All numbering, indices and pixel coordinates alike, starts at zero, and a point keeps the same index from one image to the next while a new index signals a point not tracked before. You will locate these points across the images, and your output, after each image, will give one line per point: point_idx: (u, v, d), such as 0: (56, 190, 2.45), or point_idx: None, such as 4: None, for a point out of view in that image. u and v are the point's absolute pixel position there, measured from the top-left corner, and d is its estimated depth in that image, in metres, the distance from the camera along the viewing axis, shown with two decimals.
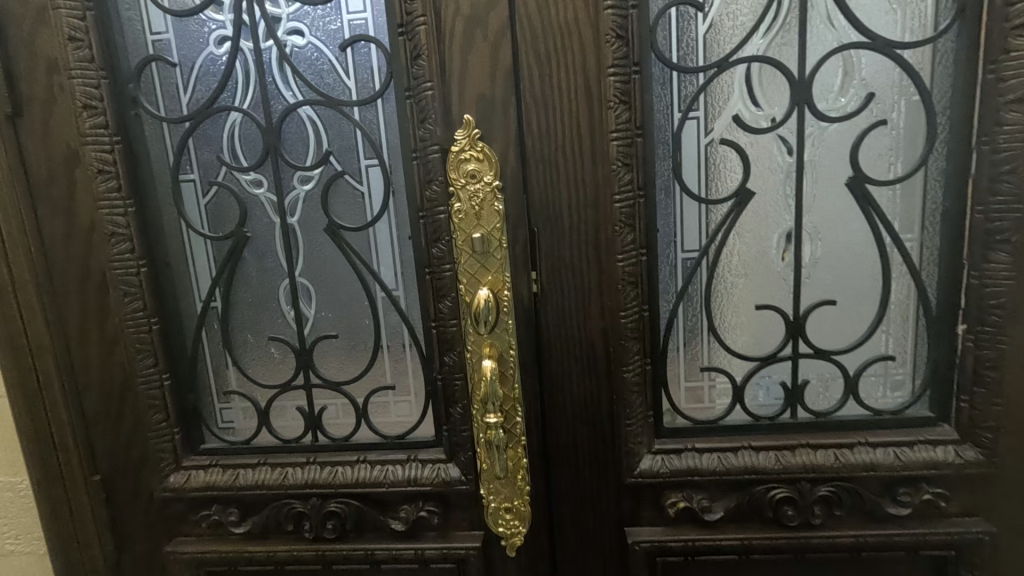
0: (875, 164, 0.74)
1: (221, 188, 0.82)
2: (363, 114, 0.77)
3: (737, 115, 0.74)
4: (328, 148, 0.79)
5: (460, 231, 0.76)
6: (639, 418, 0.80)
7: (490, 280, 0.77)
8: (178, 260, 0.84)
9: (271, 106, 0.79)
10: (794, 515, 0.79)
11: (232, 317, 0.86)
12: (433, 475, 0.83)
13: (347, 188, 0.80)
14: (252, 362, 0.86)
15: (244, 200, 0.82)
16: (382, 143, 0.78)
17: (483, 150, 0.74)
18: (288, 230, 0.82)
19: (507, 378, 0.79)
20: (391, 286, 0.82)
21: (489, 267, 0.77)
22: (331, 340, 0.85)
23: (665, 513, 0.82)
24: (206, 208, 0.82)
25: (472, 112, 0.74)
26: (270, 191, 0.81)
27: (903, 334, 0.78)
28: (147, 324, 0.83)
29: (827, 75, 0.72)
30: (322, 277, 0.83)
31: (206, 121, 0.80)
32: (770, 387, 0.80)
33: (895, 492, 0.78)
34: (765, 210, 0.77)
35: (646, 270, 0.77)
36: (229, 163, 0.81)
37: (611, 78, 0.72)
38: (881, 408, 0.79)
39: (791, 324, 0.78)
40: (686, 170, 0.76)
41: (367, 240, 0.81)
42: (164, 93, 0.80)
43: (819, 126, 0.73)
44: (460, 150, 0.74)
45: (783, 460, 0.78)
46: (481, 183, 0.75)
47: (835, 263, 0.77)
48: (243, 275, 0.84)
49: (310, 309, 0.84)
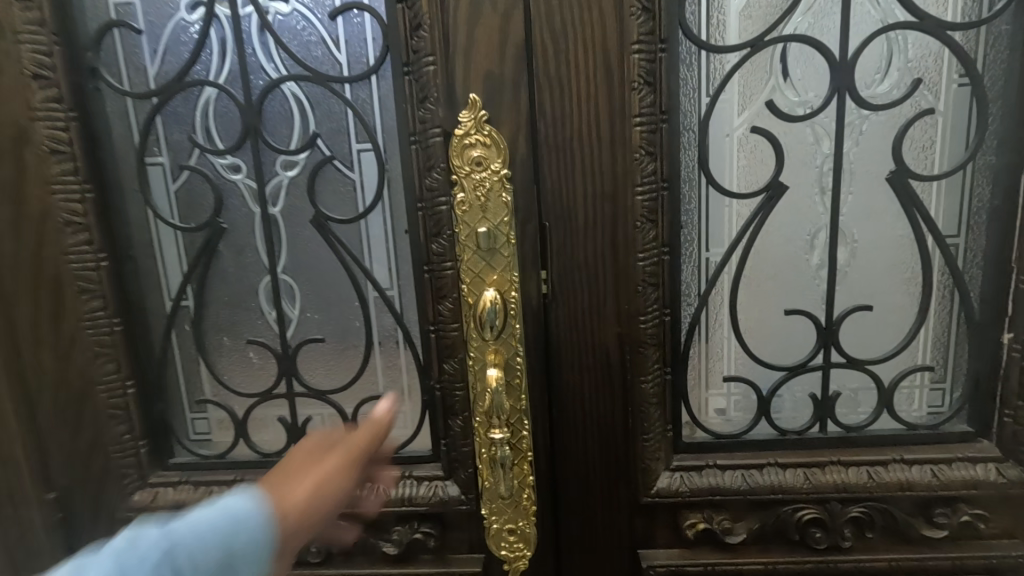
0: (919, 157, 0.67)
1: (194, 172, 0.72)
2: (355, 92, 0.69)
3: (771, 101, 0.67)
4: (316, 130, 0.70)
5: (463, 224, 0.69)
6: (656, 432, 0.73)
7: (496, 280, 0.70)
8: (145, 254, 0.75)
9: (250, 81, 0.70)
10: (822, 537, 0.73)
11: (206, 317, 0.77)
12: (429, 493, 0.75)
13: (336, 176, 0.71)
14: (228, 368, 0.78)
15: (220, 187, 0.73)
16: (376, 125, 0.69)
17: (490, 133, 0.66)
18: (269, 222, 0.73)
19: (513, 388, 0.72)
20: (384, 285, 0.74)
21: (496, 265, 0.69)
22: (317, 344, 0.76)
23: (683, 535, 0.76)
24: (176, 194, 0.73)
25: (478, 91, 0.66)
26: (250, 177, 0.72)
27: (943, 343, 0.72)
28: (108, 327, 0.75)
29: (870, 58, 0.66)
30: (307, 274, 0.75)
31: (176, 96, 0.71)
32: (798, 398, 0.74)
33: (930, 512, 0.72)
34: (799, 205, 0.70)
35: (668, 270, 0.70)
36: (203, 144, 0.71)
37: (635, 56, 0.64)
38: (917, 422, 0.73)
39: (823, 331, 0.72)
40: (713, 161, 0.69)
41: (358, 233, 0.72)
42: (127, 63, 0.70)
43: (859, 115, 0.67)
44: (464, 134, 0.67)
45: (812, 478, 0.72)
46: (488, 171, 0.67)
47: (872, 265, 0.71)
48: (217, 271, 0.75)
49: (294, 310, 0.76)
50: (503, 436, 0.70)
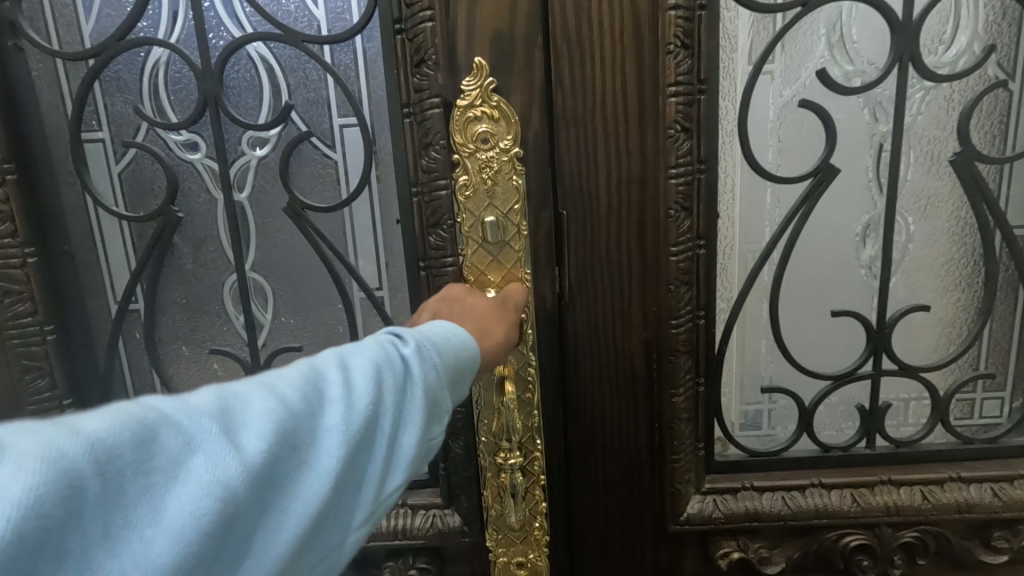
0: (986, 138, 0.59)
1: (142, 151, 0.61)
2: (337, 55, 0.58)
3: (823, 71, 0.58)
4: (290, 101, 0.59)
5: (466, 213, 0.58)
6: (687, 451, 0.64)
7: (505, 278, 0.59)
8: (83, 248, 0.63)
9: (209, 40, 0.58)
10: (870, 565, 0.65)
11: (159, 324, 0.65)
12: (426, 525, 0.65)
13: (313, 155, 0.60)
14: (188, 383, 0.67)
15: (173, 168, 0.61)
16: (361, 95, 0.58)
17: (499, 104, 0.56)
18: (234, 210, 0.62)
19: (525, 404, 0.62)
20: (372, 285, 0.63)
21: (505, 261, 0.59)
22: (293, 354, 0.66)
23: (714, 564, 0.67)
24: (122, 178, 0.62)
25: (484, 53, 0.56)
26: (210, 157, 0.61)
27: (1004, 347, 0.64)
28: (38, 333, 0.63)
29: (938, 20, 0.57)
30: (280, 272, 0.64)
31: (118, 58, 0.59)
32: (844, 411, 0.66)
33: (989, 536, 0.65)
34: (852, 192, 0.61)
35: (704, 266, 0.61)
36: (152, 117, 0.60)
37: (671, 15, 0.55)
38: (972, 435, 0.66)
39: (874, 335, 0.64)
40: (755, 140, 0.60)
41: (341, 224, 0.61)
42: (57, 17, 0.58)
43: (922, 87, 0.58)
44: (468, 105, 0.56)
45: (860, 500, 0.64)
46: (496, 150, 0.57)
47: (930, 260, 0.63)
48: (172, 269, 0.64)
49: (267, 315, 0.65)
50: (516, 461, 0.62)
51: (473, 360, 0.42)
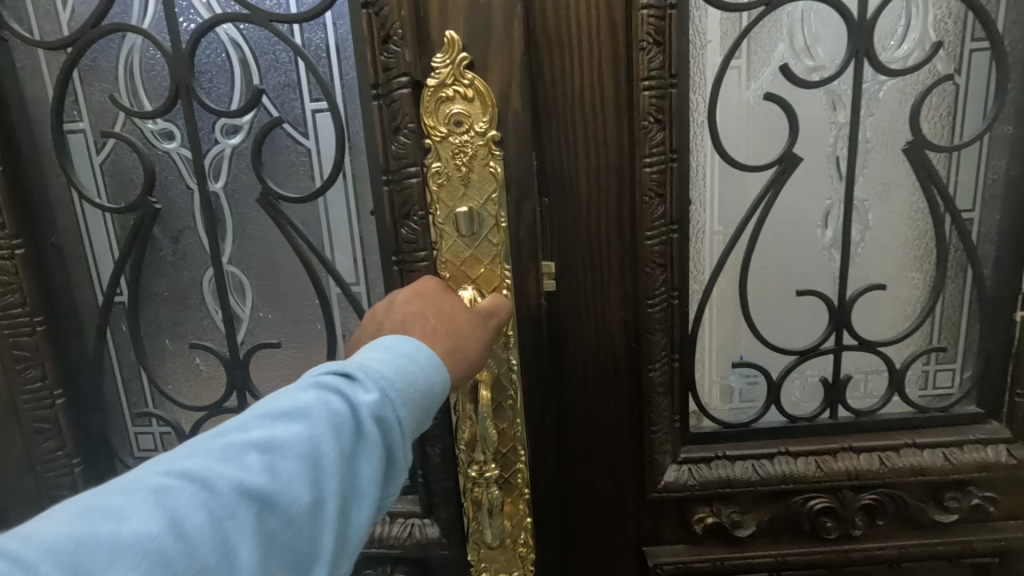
0: (935, 127, 0.64)
1: (120, 141, 0.63)
2: (307, 35, 0.60)
3: (785, 65, 0.62)
4: (260, 85, 0.61)
5: (441, 203, 0.59)
6: (665, 423, 0.68)
7: (483, 275, 0.60)
8: (69, 239, 0.66)
9: (180, 24, 0.60)
10: (833, 526, 0.70)
11: (143, 315, 0.68)
12: (405, 534, 0.69)
13: (286, 143, 0.63)
14: (171, 378, 0.70)
15: (149, 158, 0.63)
16: (333, 80, 0.61)
17: (472, 84, 0.56)
18: (211, 201, 0.64)
19: (504, 397, 0.63)
20: (349, 281, 0.66)
21: (479, 253, 0.60)
22: (272, 351, 0.68)
23: (691, 529, 0.72)
24: (102, 168, 0.64)
25: (457, 29, 0.56)
26: (185, 144, 0.63)
27: (954, 323, 0.69)
28: (27, 326, 0.66)
29: (890, 20, 0.61)
30: (257, 264, 0.66)
31: (94, 46, 0.61)
32: (809, 383, 0.70)
33: (942, 497, 0.70)
34: (814, 179, 0.66)
35: (678, 250, 0.65)
36: (128, 107, 0.62)
37: (643, 12, 0.58)
38: (927, 405, 0.71)
39: (836, 312, 0.68)
40: (724, 131, 0.64)
41: (316, 214, 0.64)
42: (37, 8, 0.61)
43: (877, 81, 0.63)
44: (439, 84, 0.56)
45: (824, 466, 0.69)
46: (470, 133, 0.57)
47: (886, 242, 0.67)
48: (154, 261, 0.66)
49: (245, 309, 0.68)
50: (491, 475, 0.62)
51: (427, 428, 0.45)
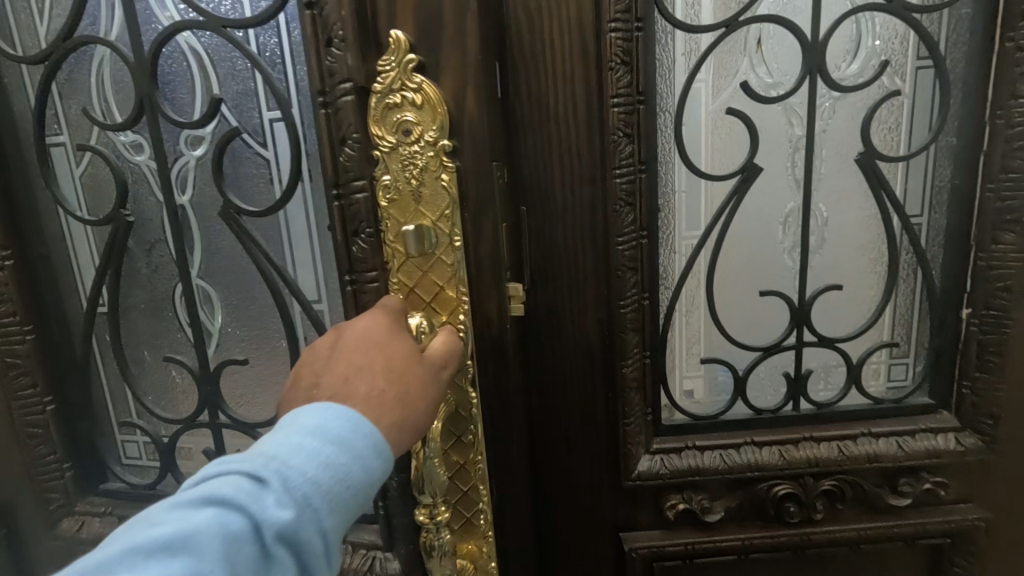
0: (885, 139, 0.69)
1: (95, 154, 0.67)
2: (260, 42, 0.62)
3: (745, 81, 0.67)
4: (219, 94, 0.64)
5: (392, 217, 0.59)
6: (637, 416, 0.73)
7: (438, 292, 0.61)
8: (56, 248, 0.71)
9: (142, 32, 0.63)
10: (796, 511, 0.75)
11: (123, 324, 0.73)
12: (365, 563, 0.73)
13: (245, 153, 0.66)
14: (150, 391, 0.75)
15: (121, 168, 0.67)
16: (287, 91, 0.63)
17: (421, 91, 0.56)
18: (178, 212, 0.68)
19: (462, 419, 0.65)
20: (311, 298, 0.69)
21: (431, 269, 0.61)
22: (241, 367, 0.72)
23: (664, 516, 0.76)
24: (81, 180, 0.68)
25: (405, 32, 0.56)
26: (151, 153, 0.66)
27: (906, 320, 0.74)
28: (20, 335, 0.72)
29: (841, 40, 0.66)
30: (223, 276, 0.70)
31: (67, 59, 0.65)
32: (772, 377, 0.75)
33: (895, 482, 0.75)
34: (774, 187, 0.70)
35: (647, 254, 0.69)
36: (100, 120, 0.66)
37: (611, 34, 0.62)
38: (882, 396, 0.76)
39: (796, 311, 0.73)
40: (689, 144, 0.68)
41: (277, 227, 0.67)
42: (19, 25, 0.65)
43: (830, 97, 0.68)
44: (386, 90, 0.57)
45: (786, 455, 0.74)
46: (420, 144, 0.57)
47: (841, 245, 0.72)
48: (130, 271, 0.71)
49: (215, 322, 0.71)
50: (442, 518, 0.65)
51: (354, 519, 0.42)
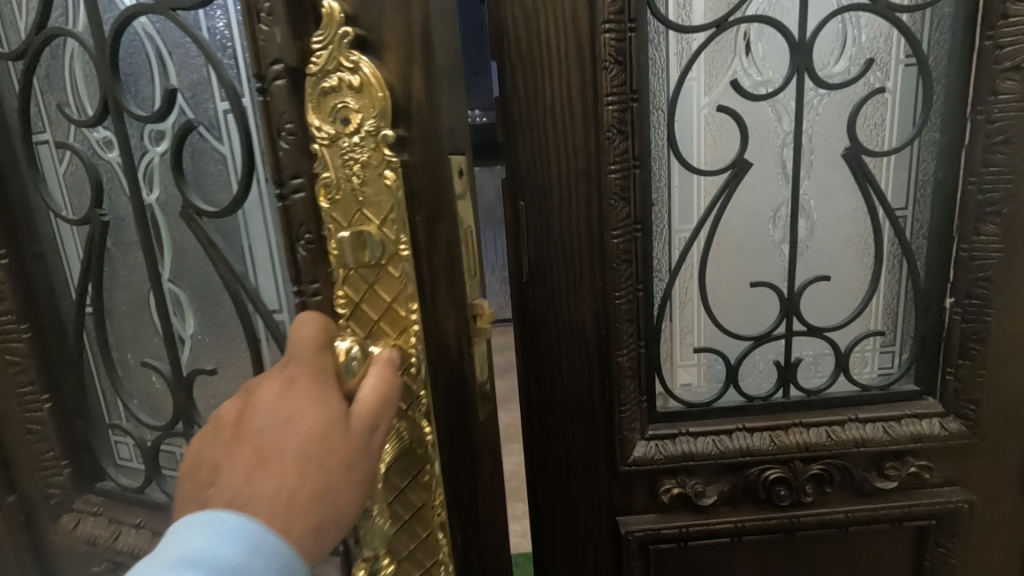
0: (870, 134, 0.71)
1: (73, 152, 0.69)
2: (210, 26, 0.60)
3: (735, 79, 0.69)
4: (175, 85, 0.63)
5: (332, 223, 0.52)
6: (632, 403, 0.76)
7: (387, 308, 0.54)
8: (49, 249, 0.74)
9: (102, 17, 0.62)
10: (786, 495, 0.78)
11: (109, 325, 0.75)
12: None
13: (203, 147, 0.64)
14: (136, 396, 0.77)
15: (96, 165, 0.69)
16: (239, 81, 0.61)
17: (360, 73, 0.49)
18: (146, 211, 0.68)
19: (415, 457, 0.57)
20: (271, 307, 0.67)
21: (378, 280, 0.53)
22: (210, 376, 0.73)
23: (659, 500, 0.79)
24: (64, 176, 0.71)
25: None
26: (119, 151, 0.67)
27: (892, 310, 0.77)
28: (17, 335, 0.75)
29: (828, 39, 0.69)
30: (190, 279, 0.69)
31: (43, 54, 0.66)
32: (763, 365, 0.78)
33: (882, 466, 0.78)
34: (763, 182, 0.73)
35: (641, 247, 0.72)
36: (75, 117, 0.67)
37: (605, 35, 0.65)
38: (869, 383, 0.79)
39: (786, 301, 0.76)
40: (681, 139, 0.71)
41: (237, 228, 0.66)
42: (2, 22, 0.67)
43: (817, 94, 0.70)
44: (321, 72, 0.49)
45: (777, 440, 0.77)
46: (359, 135, 0.50)
47: (829, 237, 0.75)
48: (110, 271, 0.72)
49: (185, 327, 0.72)
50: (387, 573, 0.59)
51: None
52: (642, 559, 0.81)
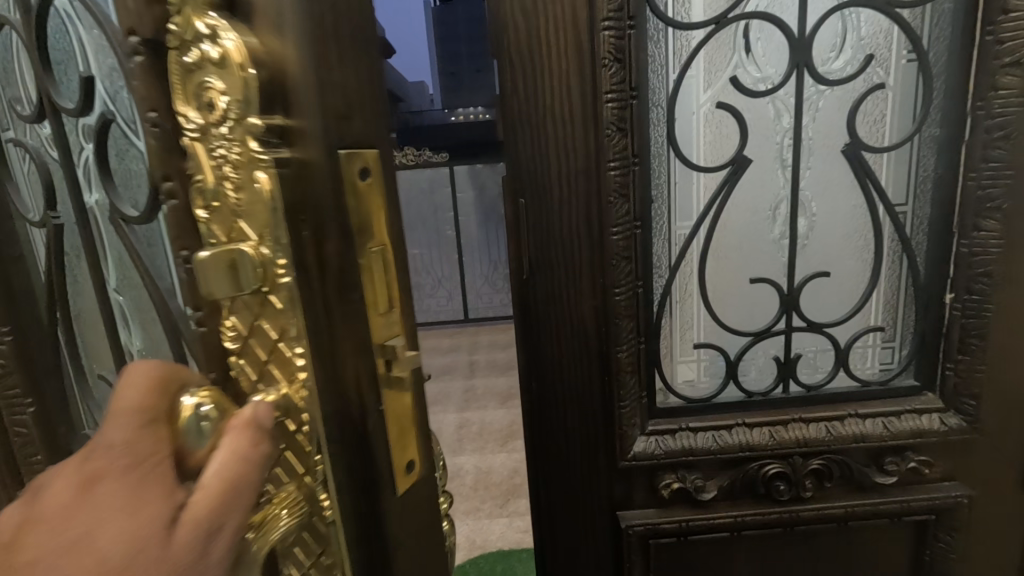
0: (870, 130, 0.72)
1: (28, 153, 0.63)
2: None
3: (735, 76, 0.70)
4: (92, 71, 0.50)
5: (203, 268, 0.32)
6: (632, 399, 0.76)
7: (273, 350, 0.32)
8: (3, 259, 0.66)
9: None
10: (786, 490, 0.79)
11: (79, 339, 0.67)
12: None
13: (122, 143, 0.49)
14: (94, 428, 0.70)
15: (44, 163, 0.61)
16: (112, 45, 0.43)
17: (217, 25, 0.28)
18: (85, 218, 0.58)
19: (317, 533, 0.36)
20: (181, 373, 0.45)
21: (261, 315, 0.32)
22: None
23: (659, 495, 0.80)
24: (25, 177, 0.65)
25: None
26: (57, 149, 0.58)
27: (892, 305, 0.77)
28: None
29: (828, 36, 0.69)
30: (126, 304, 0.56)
31: None
32: (762, 361, 0.79)
33: (882, 461, 0.78)
34: (762, 178, 0.73)
35: (641, 244, 0.72)
36: (24, 115, 0.61)
37: (604, 33, 0.65)
38: (869, 378, 0.79)
39: (785, 297, 0.76)
40: (680, 136, 0.71)
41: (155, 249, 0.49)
42: None
43: (817, 89, 0.70)
44: (180, 38, 0.29)
45: (776, 435, 0.77)
46: (227, 125, 0.29)
47: (828, 233, 0.75)
48: (71, 282, 0.64)
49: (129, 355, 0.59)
50: None
51: None
52: (642, 553, 0.82)
